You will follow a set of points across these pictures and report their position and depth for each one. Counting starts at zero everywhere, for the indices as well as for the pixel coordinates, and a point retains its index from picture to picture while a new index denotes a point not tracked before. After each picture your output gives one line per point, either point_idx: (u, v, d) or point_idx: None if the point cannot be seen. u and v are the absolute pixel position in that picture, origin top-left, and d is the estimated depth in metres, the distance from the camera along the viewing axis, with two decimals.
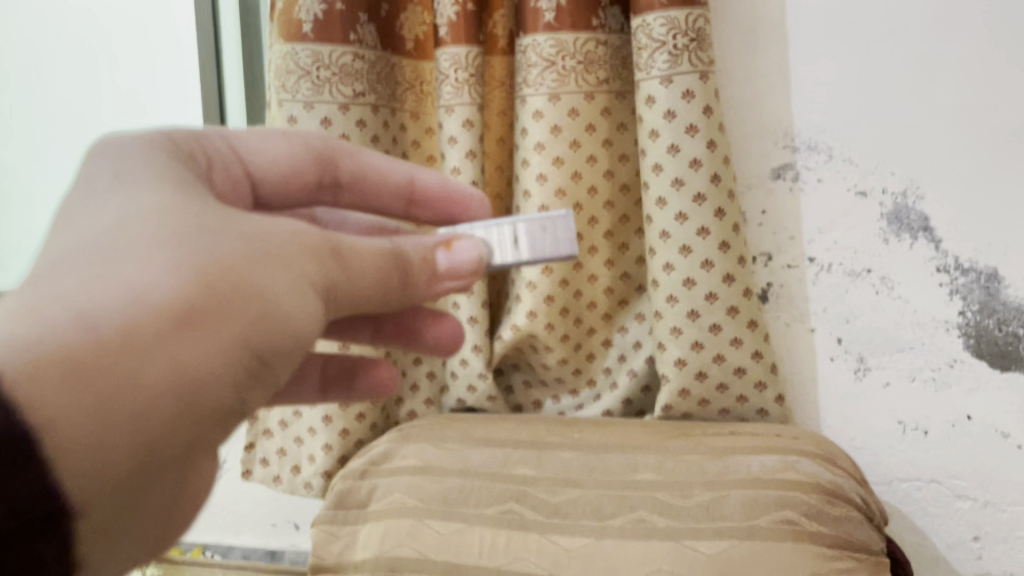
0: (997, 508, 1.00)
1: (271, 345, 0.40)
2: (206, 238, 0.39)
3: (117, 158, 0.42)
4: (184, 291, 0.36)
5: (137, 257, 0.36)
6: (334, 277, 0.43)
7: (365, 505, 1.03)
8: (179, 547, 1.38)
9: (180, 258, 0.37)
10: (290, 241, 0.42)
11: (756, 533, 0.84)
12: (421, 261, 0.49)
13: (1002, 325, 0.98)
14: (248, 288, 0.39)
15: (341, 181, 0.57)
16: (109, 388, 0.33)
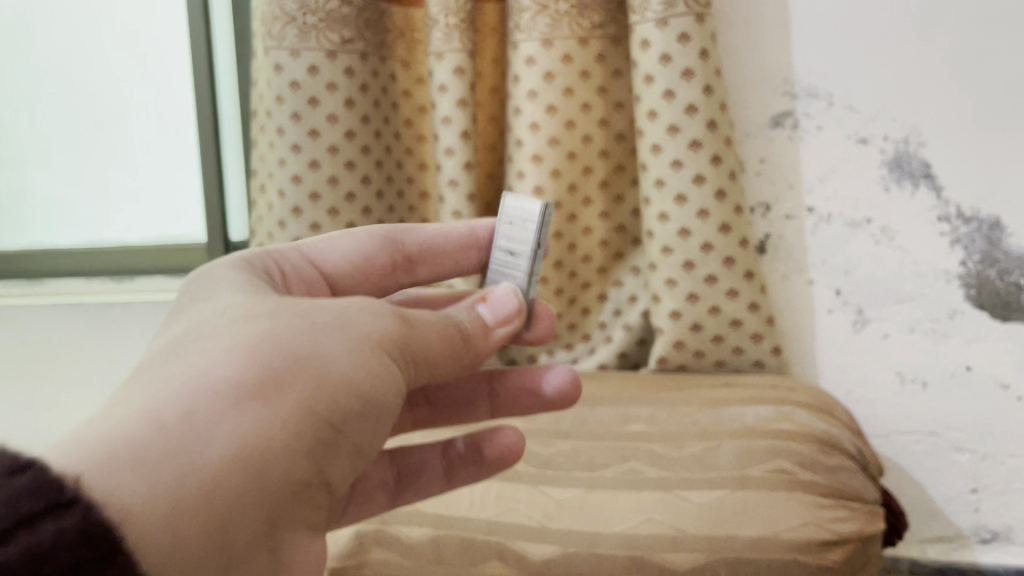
0: (995, 460, 0.99)
1: (340, 410, 0.44)
2: (258, 332, 0.44)
3: (188, 309, 0.49)
4: (241, 372, 0.41)
5: (203, 360, 0.42)
6: (396, 340, 0.48)
7: None
8: None
9: (237, 350, 0.42)
10: (343, 315, 0.47)
11: (748, 483, 0.83)
12: (470, 321, 0.54)
13: (1004, 274, 0.97)
14: (304, 360, 0.43)
15: (412, 257, 0.66)
16: (188, 459, 0.37)
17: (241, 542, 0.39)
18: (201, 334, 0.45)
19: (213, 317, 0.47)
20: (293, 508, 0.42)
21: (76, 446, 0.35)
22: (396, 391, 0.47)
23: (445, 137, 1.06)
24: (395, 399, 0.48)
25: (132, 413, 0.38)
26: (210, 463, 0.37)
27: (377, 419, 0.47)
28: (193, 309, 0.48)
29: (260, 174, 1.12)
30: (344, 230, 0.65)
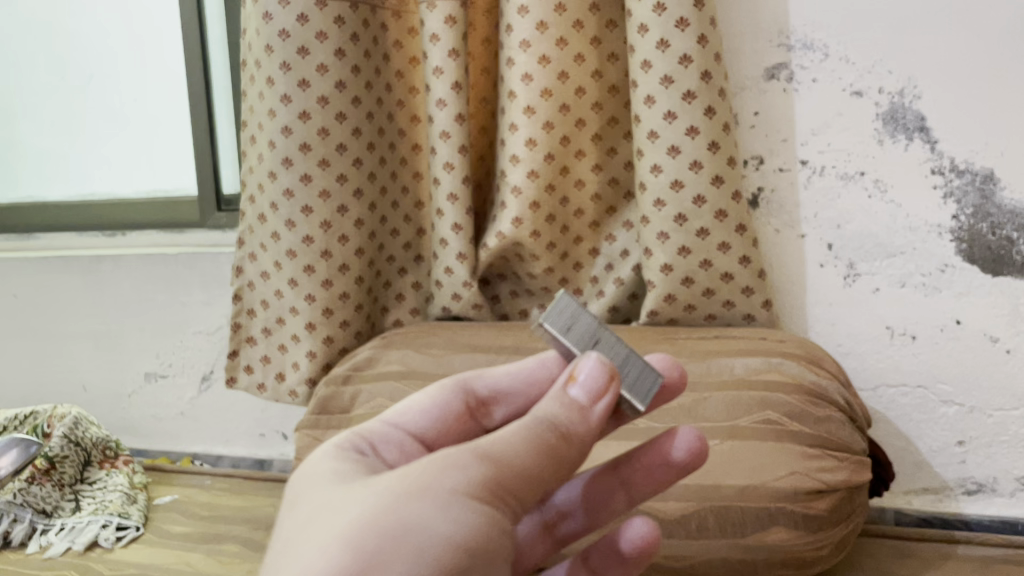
0: (983, 412, 0.99)
1: (456, 572, 0.38)
2: (353, 514, 0.40)
3: (292, 505, 0.45)
4: (344, 559, 0.37)
5: (305, 560, 0.38)
6: (495, 481, 0.42)
7: (349, 410, 1.03)
8: (169, 457, 1.39)
9: (336, 539, 0.38)
10: (428, 465, 0.42)
11: (738, 433, 0.85)
12: (563, 412, 0.47)
13: (996, 228, 0.96)
14: (406, 526, 0.38)
15: (482, 399, 0.57)
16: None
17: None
18: (303, 529, 0.41)
19: (315, 505, 0.43)
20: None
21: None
22: (502, 532, 0.42)
23: (437, 88, 1.05)
24: (504, 537, 0.42)
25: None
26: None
27: (493, 568, 0.41)
28: (293, 506, 0.45)
29: (249, 125, 1.11)
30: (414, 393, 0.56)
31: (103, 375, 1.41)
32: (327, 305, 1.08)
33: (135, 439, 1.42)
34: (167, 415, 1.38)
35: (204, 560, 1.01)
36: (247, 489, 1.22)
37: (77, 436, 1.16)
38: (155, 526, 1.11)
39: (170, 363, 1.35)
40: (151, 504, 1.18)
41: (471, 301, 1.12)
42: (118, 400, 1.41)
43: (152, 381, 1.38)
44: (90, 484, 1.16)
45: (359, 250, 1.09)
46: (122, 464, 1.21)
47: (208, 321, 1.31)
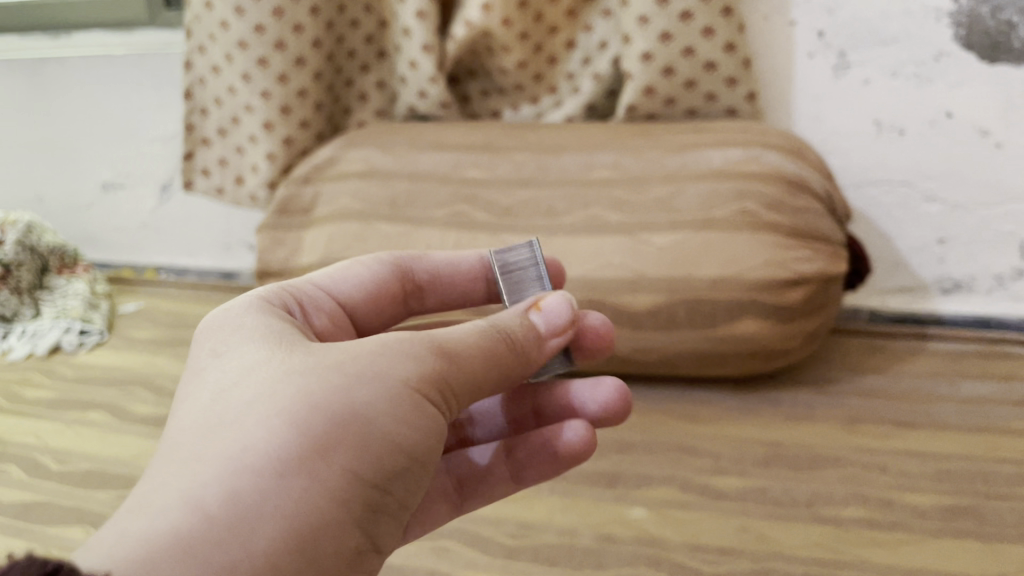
0: (966, 210, 0.96)
1: (391, 474, 0.36)
2: (289, 389, 0.36)
3: (218, 348, 0.41)
4: (283, 446, 0.34)
5: (232, 434, 0.34)
6: (441, 379, 0.39)
7: (310, 211, 0.99)
8: (133, 270, 1.36)
9: (272, 419, 0.35)
10: (375, 351, 0.38)
11: (712, 224, 0.82)
12: (520, 325, 0.44)
13: (997, 12, 0.87)
14: (346, 420, 0.35)
15: (422, 285, 0.55)
16: (225, 555, 0.31)
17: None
18: (229, 383, 0.38)
19: (241, 366, 0.38)
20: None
21: (106, 559, 0.29)
22: (441, 436, 0.39)
23: None
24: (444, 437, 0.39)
25: (162, 506, 0.32)
26: (249, 552, 0.31)
27: (428, 468, 0.39)
28: (219, 349, 0.40)
29: None
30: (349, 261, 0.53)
31: (60, 186, 1.36)
32: (283, 101, 1.02)
33: (100, 251, 1.39)
34: (129, 227, 1.34)
35: (168, 363, 1.00)
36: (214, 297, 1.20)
37: (31, 241, 1.12)
38: (119, 331, 1.09)
39: (127, 172, 1.30)
40: (115, 311, 1.16)
41: (437, 100, 1.05)
42: (78, 211, 1.37)
43: (111, 191, 1.33)
44: (50, 290, 1.14)
45: (315, 42, 1.01)
46: (81, 272, 1.18)
47: (162, 126, 1.24)
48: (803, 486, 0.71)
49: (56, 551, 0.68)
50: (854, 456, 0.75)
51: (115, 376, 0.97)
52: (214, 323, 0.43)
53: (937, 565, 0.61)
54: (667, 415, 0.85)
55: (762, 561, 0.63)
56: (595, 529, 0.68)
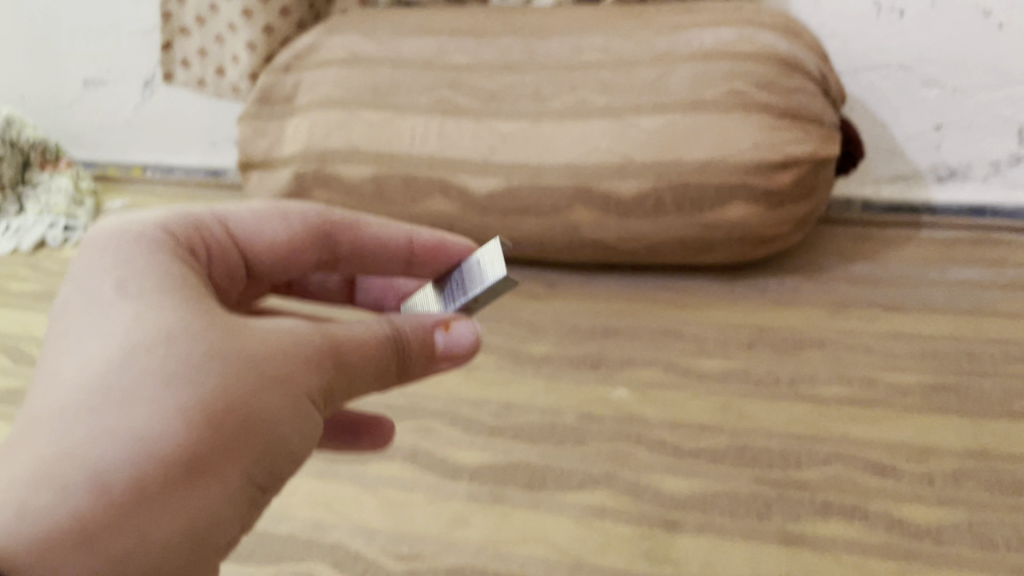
0: (966, 94, 0.93)
1: (275, 479, 0.33)
2: (201, 368, 0.31)
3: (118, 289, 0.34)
4: (189, 440, 0.29)
5: (130, 407, 0.29)
6: (331, 391, 0.35)
7: (292, 100, 0.97)
8: (119, 169, 1.35)
9: (185, 406, 0.30)
10: (286, 346, 0.34)
11: (701, 107, 0.79)
12: (416, 341, 0.38)
13: None
14: (254, 426, 0.31)
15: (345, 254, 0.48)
16: (113, 555, 0.27)
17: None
18: (129, 338, 0.31)
19: (143, 321, 0.32)
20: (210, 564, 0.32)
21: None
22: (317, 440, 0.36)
23: None
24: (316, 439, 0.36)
25: (58, 473, 0.27)
26: (140, 555, 0.28)
27: None
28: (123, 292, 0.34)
29: None
30: (272, 202, 0.46)
31: (40, 85, 1.32)
32: None
33: (87, 151, 1.37)
34: (114, 125, 1.32)
35: None
36: (200, 193, 1.18)
37: (9, 137, 1.10)
38: None
39: (108, 69, 1.25)
40: (100, 207, 1.14)
41: None
42: (59, 108, 1.34)
43: (91, 89, 1.29)
44: (33, 187, 1.13)
45: None
46: (64, 168, 1.16)
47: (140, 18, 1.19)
48: (786, 366, 0.71)
49: None
50: (840, 338, 0.74)
51: None
52: (126, 258, 0.35)
53: (914, 439, 0.61)
54: (652, 301, 0.84)
55: (740, 437, 0.63)
56: (575, 408, 0.69)
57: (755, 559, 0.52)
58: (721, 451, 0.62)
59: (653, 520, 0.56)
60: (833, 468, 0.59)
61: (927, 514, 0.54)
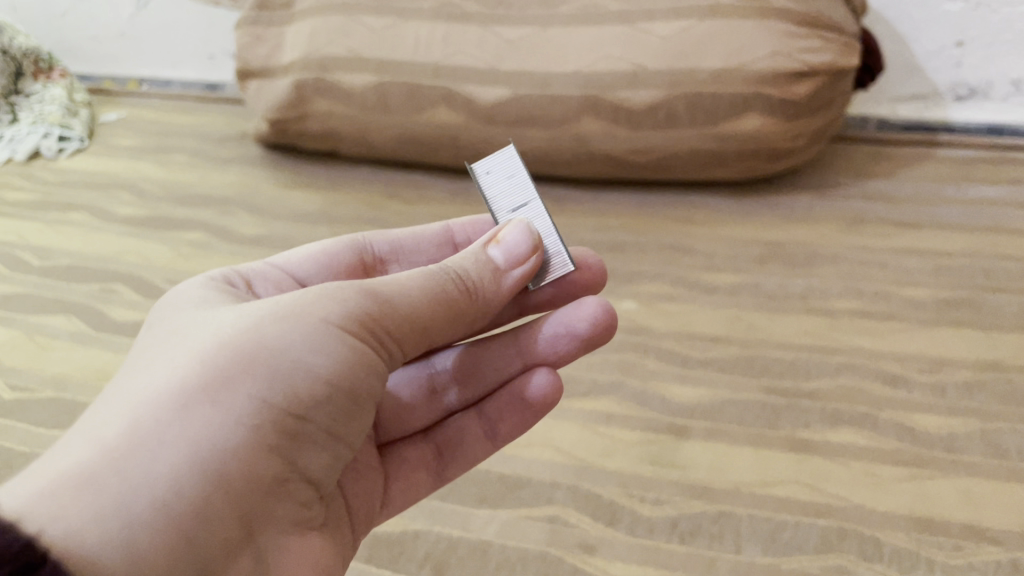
0: (990, 9, 0.89)
1: (315, 403, 0.32)
2: (207, 341, 0.32)
3: (153, 320, 0.36)
4: (185, 383, 0.30)
5: (141, 383, 0.31)
6: (372, 319, 0.34)
7: (292, 6, 0.94)
8: (114, 83, 1.31)
9: (183, 364, 0.31)
10: (290, 295, 0.34)
11: (718, 12, 0.76)
12: (469, 267, 0.38)
13: None
14: (258, 353, 0.31)
15: (383, 258, 0.48)
16: (117, 479, 0.27)
17: (209, 559, 0.28)
18: (157, 347, 0.33)
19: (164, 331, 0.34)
20: (271, 509, 0.31)
21: (15, 497, 0.26)
22: (375, 375, 0.34)
23: None
24: (377, 374, 0.34)
25: (75, 440, 0.29)
26: (145, 478, 0.27)
27: (362, 405, 0.34)
28: (158, 322, 0.36)
29: None
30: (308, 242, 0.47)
31: None
32: None
33: (82, 64, 1.34)
34: (109, 38, 1.28)
35: (150, 169, 0.97)
36: (197, 106, 1.15)
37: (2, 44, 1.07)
38: (100, 138, 1.06)
39: None
40: (95, 119, 1.12)
41: None
42: (51, 20, 1.29)
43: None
44: (26, 96, 1.10)
45: None
46: (58, 78, 1.13)
47: None
48: (797, 280, 0.70)
49: (40, 339, 0.67)
50: (852, 254, 0.73)
51: (96, 180, 0.95)
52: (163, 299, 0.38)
53: (928, 350, 0.60)
54: (661, 215, 0.82)
55: (751, 347, 0.62)
56: None
57: (763, 464, 0.51)
58: (729, 361, 0.61)
59: (660, 427, 0.55)
60: (844, 379, 0.58)
61: (940, 424, 0.53)
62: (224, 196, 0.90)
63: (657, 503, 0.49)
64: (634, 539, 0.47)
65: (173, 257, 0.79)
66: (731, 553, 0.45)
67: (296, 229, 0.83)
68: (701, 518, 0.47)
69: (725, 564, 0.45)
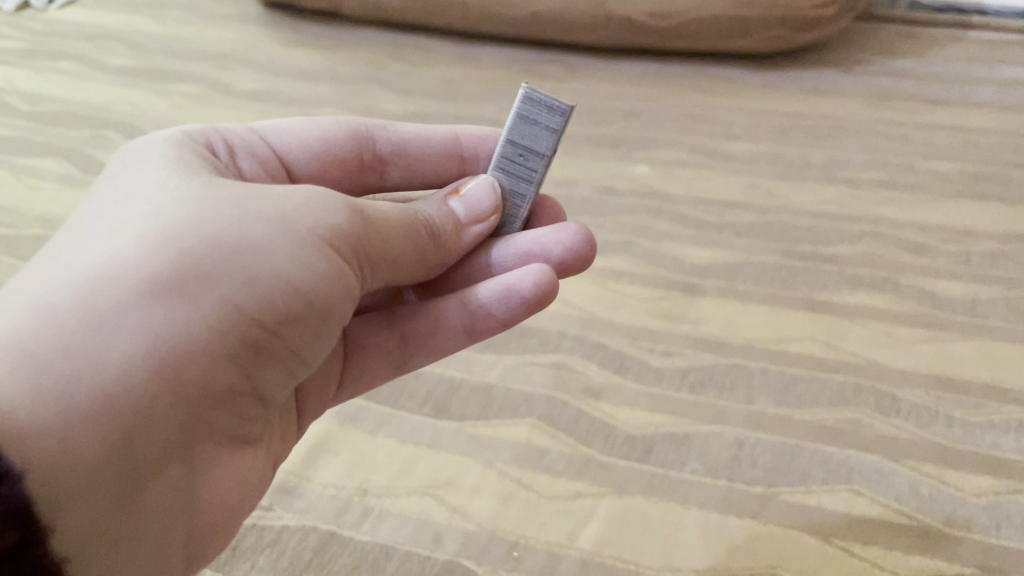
0: None
1: (288, 320, 0.29)
2: (182, 216, 0.28)
3: (115, 171, 0.32)
4: (153, 266, 0.27)
5: (97, 250, 0.27)
6: (359, 241, 0.31)
7: None
8: None
9: (149, 240, 0.27)
10: (282, 190, 0.30)
11: None
12: (435, 213, 0.36)
13: None
14: (235, 253, 0.28)
15: (384, 158, 0.41)
16: (63, 365, 0.24)
17: (145, 464, 0.26)
18: (123, 203, 0.29)
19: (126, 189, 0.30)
20: (221, 422, 0.29)
21: None
22: (351, 300, 0.31)
23: None
24: (353, 296, 0.32)
25: (16, 306, 0.25)
26: (94, 370, 0.25)
27: (337, 326, 0.32)
28: (127, 171, 0.32)
29: None
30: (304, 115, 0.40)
31: None
32: None
33: None
34: None
35: (144, 23, 0.93)
36: None
37: None
38: None
39: None
40: None
41: None
42: None
43: None
44: None
45: None
46: None
47: None
48: (818, 151, 0.67)
49: (28, 180, 0.64)
50: (877, 128, 0.69)
51: (86, 32, 0.90)
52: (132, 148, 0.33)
53: (952, 221, 0.58)
54: (679, 85, 0.78)
55: (768, 213, 0.60)
56: (594, 182, 0.65)
57: (778, 321, 0.49)
58: (746, 226, 0.58)
59: (671, 285, 0.53)
60: (865, 245, 0.56)
61: (962, 290, 0.51)
62: (222, 52, 0.86)
63: (666, 354, 0.47)
64: (642, 387, 0.45)
65: (167, 108, 0.75)
66: (743, 403, 0.44)
67: (296, 86, 0.79)
68: (712, 369, 0.46)
69: (736, 413, 0.43)
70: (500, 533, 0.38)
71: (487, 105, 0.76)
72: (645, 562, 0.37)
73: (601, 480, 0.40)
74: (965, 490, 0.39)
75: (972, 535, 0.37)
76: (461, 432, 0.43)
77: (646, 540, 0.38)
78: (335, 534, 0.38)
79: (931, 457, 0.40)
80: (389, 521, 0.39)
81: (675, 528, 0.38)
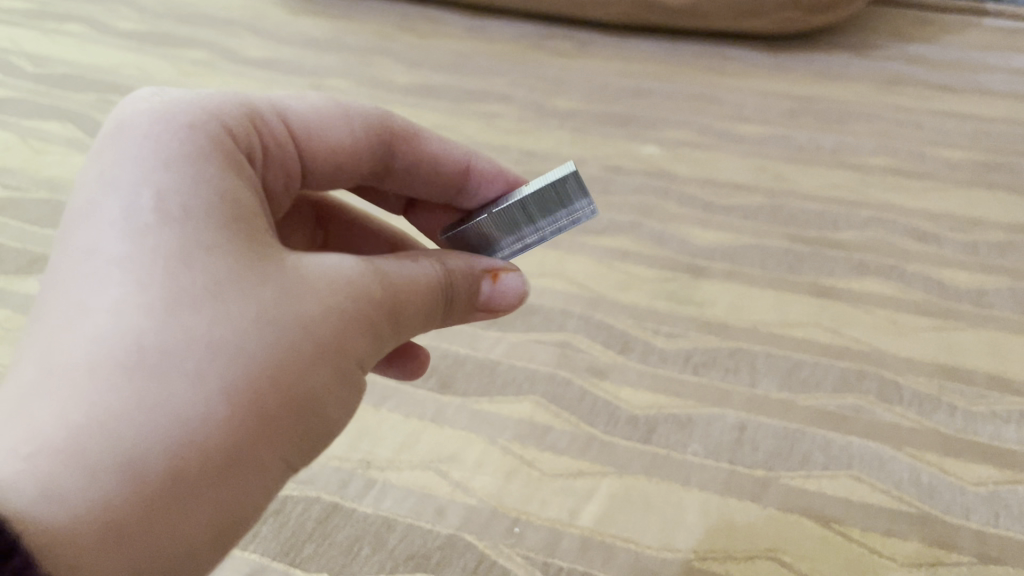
0: None
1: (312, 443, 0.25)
2: (265, 347, 0.22)
3: (141, 178, 0.23)
4: (231, 428, 0.21)
5: (164, 377, 0.20)
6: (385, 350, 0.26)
7: None
8: None
9: (229, 387, 0.21)
10: (351, 302, 0.24)
11: None
12: (462, 291, 0.29)
13: None
14: (306, 406, 0.23)
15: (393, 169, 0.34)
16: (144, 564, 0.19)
17: None
18: (182, 282, 0.22)
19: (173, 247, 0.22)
20: None
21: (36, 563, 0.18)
22: None
23: None
24: None
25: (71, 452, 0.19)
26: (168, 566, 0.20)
27: None
28: (166, 191, 0.23)
29: None
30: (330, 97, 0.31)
31: None
32: None
33: None
34: None
35: None
36: None
37: None
38: None
39: None
40: None
41: None
42: None
43: None
44: None
45: None
46: None
47: None
48: (829, 136, 0.66)
49: (34, 143, 0.64)
50: (889, 114, 0.69)
51: None
52: (157, 128, 0.24)
53: (961, 210, 0.57)
54: (690, 64, 0.78)
55: (777, 197, 0.59)
56: (602, 160, 0.64)
57: (783, 306, 0.49)
58: (754, 209, 0.58)
59: (677, 266, 0.53)
60: (872, 232, 0.55)
61: (968, 279, 0.51)
62: (229, 18, 0.85)
63: (670, 336, 0.47)
64: (645, 367, 0.45)
65: (174, 74, 0.75)
66: (746, 386, 0.44)
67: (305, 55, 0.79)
68: (716, 352, 0.46)
69: (738, 397, 0.43)
70: (502, 510, 0.38)
71: (497, 79, 0.75)
72: (646, 542, 0.37)
73: (603, 460, 0.40)
74: (965, 479, 0.39)
75: (970, 524, 0.37)
76: (464, 408, 0.43)
77: (646, 520, 0.38)
78: (339, 506, 0.39)
79: (933, 446, 0.40)
80: (392, 494, 0.39)
81: (676, 509, 0.38)
